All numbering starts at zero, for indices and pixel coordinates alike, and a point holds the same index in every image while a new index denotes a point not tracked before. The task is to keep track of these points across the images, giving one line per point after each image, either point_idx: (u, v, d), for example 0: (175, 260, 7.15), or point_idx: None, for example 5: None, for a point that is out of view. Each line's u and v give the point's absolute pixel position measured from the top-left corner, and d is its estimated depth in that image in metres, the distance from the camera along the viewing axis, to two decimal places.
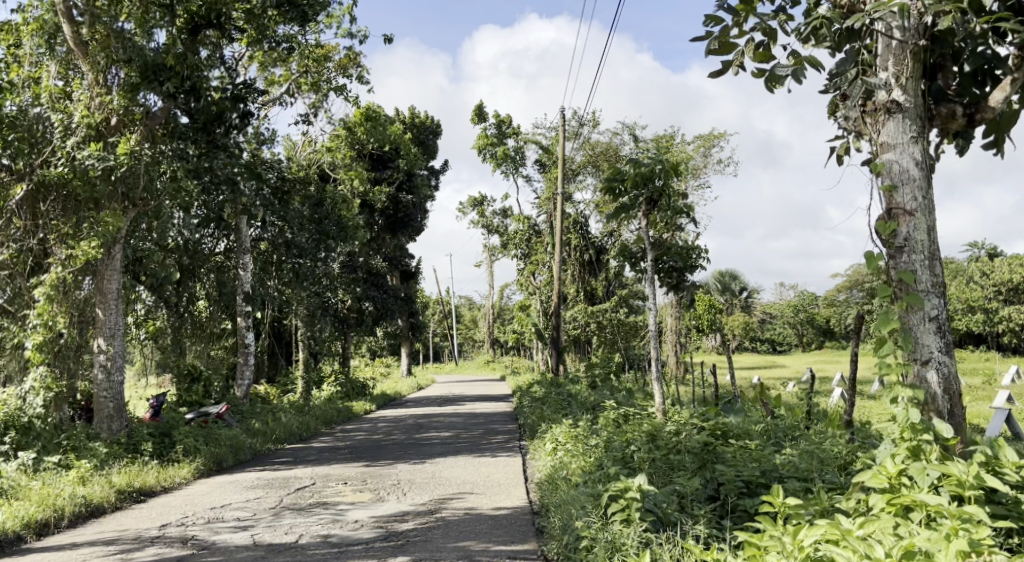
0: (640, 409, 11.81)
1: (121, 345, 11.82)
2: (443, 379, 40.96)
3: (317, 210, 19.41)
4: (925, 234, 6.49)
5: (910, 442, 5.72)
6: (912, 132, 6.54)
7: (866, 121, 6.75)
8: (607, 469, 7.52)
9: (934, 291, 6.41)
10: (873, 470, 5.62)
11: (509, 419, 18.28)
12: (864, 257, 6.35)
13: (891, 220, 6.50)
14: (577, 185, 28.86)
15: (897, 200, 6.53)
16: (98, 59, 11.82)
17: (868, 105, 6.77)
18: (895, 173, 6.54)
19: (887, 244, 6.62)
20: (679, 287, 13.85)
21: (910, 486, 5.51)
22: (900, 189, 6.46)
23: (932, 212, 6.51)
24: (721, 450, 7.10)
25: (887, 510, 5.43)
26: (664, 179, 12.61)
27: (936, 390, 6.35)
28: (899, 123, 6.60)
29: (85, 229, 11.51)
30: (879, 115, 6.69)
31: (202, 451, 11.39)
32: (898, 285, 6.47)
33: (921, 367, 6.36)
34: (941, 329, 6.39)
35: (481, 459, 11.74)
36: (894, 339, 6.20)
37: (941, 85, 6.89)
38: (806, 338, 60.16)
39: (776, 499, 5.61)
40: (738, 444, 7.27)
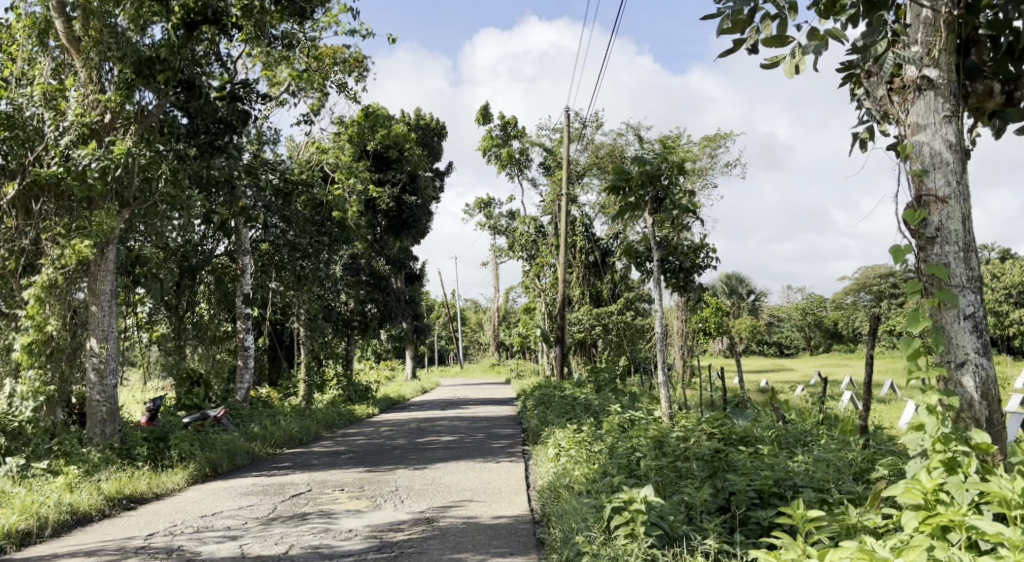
0: (646, 414, 11.51)
1: (115, 347, 11.55)
2: (449, 383, 40.72)
3: (318, 210, 19.14)
4: (959, 223, 6.03)
5: (944, 454, 5.39)
6: (945, 110, 6.11)
7: (894, 99, 6.32)
8: (612, 478, 7.21)
9: (969, 287, 5.95)
10: (906, 483, 5.26)
11: (513, 423, 18.02)
12: (889, 250, 6.01)
13: (921, 208, 6.04)
14: (582, 186, 28.59)
15: (928, 186, 6.06)
16: (91, 55, 11.62)
17: (895, 82, 6.35)
18: (926, 156, 6.09)
19: (916, 235, 6.14)
20: (687, 289, 13.52)
21: (947, 503, 5.16)
22: (932, 174, 6.01)
23: (966, 198, 6.05)
24: (731, 455, 6.80)
25: (921, 530, 5.06)
26: (670, 177, 12.30)
27: (974, 396, 5.89)
28: (931, 101, 6.16)
29: (77, 229, 11.24)
30: (907, 93, 6.26)
31: (197, 456, 11.13)
32: (929, 279, 6.02)
33: (956, 371, 5.92)
34: (978, 328, 5.93)
35: (482, 464, 11.46)
36: (923, 340, 5.79)
37: (975, 61, 6.50)
38: (814, 341, 59.76)
39: (792, 511, 5.30)
40: (750, 450, 6.94)
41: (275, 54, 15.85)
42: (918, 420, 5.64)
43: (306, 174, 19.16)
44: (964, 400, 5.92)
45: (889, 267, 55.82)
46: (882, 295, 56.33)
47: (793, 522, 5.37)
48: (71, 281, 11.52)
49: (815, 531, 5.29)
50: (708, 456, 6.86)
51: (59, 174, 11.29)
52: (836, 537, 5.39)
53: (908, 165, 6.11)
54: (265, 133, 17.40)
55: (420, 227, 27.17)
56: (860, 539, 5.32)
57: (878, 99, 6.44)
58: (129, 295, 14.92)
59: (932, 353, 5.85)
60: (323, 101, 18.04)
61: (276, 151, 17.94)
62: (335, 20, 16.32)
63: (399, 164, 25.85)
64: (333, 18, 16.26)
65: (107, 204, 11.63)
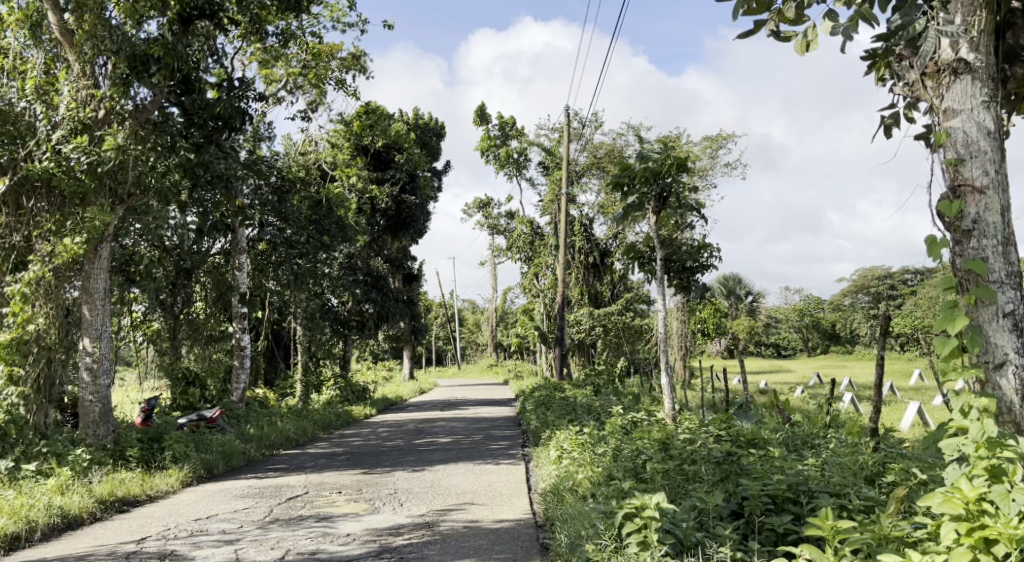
0: (649, 415, 11.35)
1: (108, 346, 11.37)
2: (447, 383, 40.56)
3: (316, 208, 18.95)
4: (996, 216, 5.83)
5: (988, 461, 5.07)
6: (983, 95, 5.89)
7: (927, 85, 6.07)
8: (619, 483, 7.05)
9: (1008, 283, 5.74)
10: (947, 493, 4.98)
11: (512, 425, 17.85)
12: (927, 243, 5.69)
13: (957, 199, 5.82)
14: (581, 187, 28.42)
15: (964, 176, 5.85)
16: (84, 49, 11.39)
17: (927, 66, 6.12)
18: (962, 143, 5.88)
19: (952, 228, 5.93)
20: (689, 288, 13.33)
21: (992, 514, 4.90)
22: (969, 163, 5.80)
23: (1004, 188, 5.84)
24: (742, 458, 6.63)
25: (964, 542, 4.82)
26: (673, 175, 12.12)
27: (1013, 399, 5.66)
28: (968, 85, 5.93)
29: (69, 226, 11.15)
30: (942, 78, 6.02)
31: (191, 458, 10.94)
32: (966, 275, 5.80)
33: (996, 373, 5.69)
34: (1018, 327, 5.71)
35: (482, 466, 11.29)
36: (961, 339, 5.56)
37: (1011, 44, 6.33)
38: (812, 342, 59.59)
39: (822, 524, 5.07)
40: (760, 454, 6.77)
41: (273, 49, 15.69)
42: (957, 425, 5.43)
43: (304, 172, 18.96)
44: (1004, 403, 5.70)
45: (888, 269, 55.66)
46: (881, 296, 56.21)
47: (822, 534, 5.15)
48: (63, 279, 11.44)
49: (848, 543, 5.05)
50: (720, 459, 6.67)
51: (49, 170, 11.15)
52: (869, 549, 5.17)
53: (942, 154, 5.90)
54: (262, 130, 17.22)
55: (418, 226, 26.99)
56: (902, 555, 5.08)
57: (910, 85, 6.18)
58: (124, 294, 14.74)
59: (968, 352, 5.66)
60: (321, 98, 17.85)
61: (273, 149, 17.76)
62: (333, 15, 16.13)
63: (398, 163, 25.65)
64: (332, 13, 16.08)
65: (100, 200, 11.51)
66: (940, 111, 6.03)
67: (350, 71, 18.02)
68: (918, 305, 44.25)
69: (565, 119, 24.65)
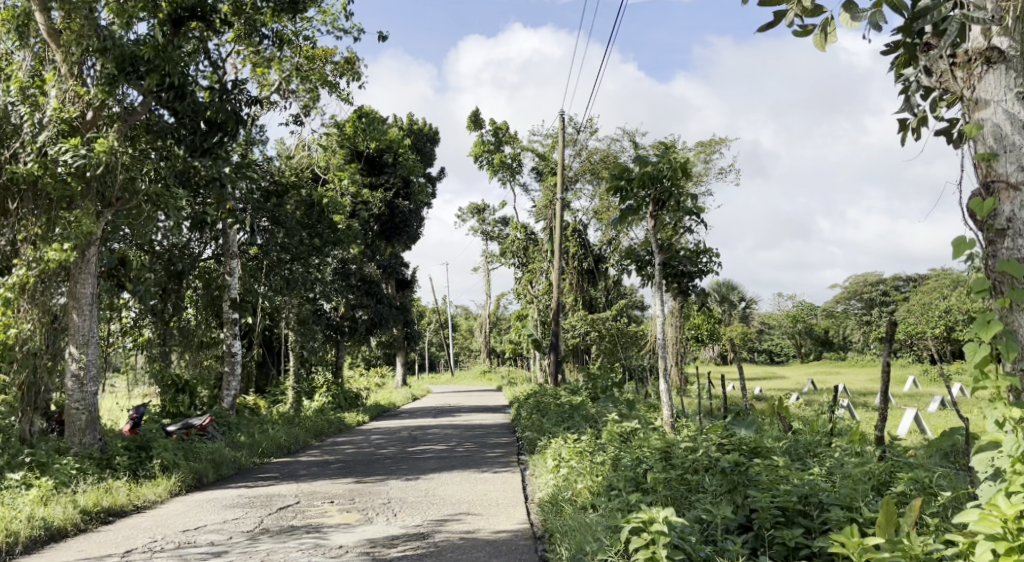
0: (647, 423, 11.17)
1: (95, 352, 11.15)
2: (440, 390, 40.31)
3: (309, 213, 18.73)
4: None
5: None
6: (1018, 86, 5.67)
7: (958, 76, 5.87)
8: (623, 497, 6.85)
9: None
10: (982, 510, 4.79)
11: (506, 432, 17.66)
12: (953, 243, 5.39)
13: (990, 196, 5.61)
14: (575, 192, 28.31)
15: (998, 171, 5.62)
16: (71, 49, 11.20)
17: (958, 57, 5.90)
18: (996, 136, 5.65)
19: (986, 226, 5.68)
20: (687, 294, 13.17)
21: None
22: (1003, 156, 5.57)
23: None
24: (749, 467, 6.47)
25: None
26: (673, 179, 11.97)
27: None
28: (1002, 76, 5.71)
29: (55, 230, 10.93)
30: (974, 68, 5.81)
31: (180, 466, 10.72)
32: (999, 274, 5.55)
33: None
34: None
35: (477, 475, 11.09)
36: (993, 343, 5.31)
37: None
38: (804, 349, 59.51)
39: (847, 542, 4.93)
40: (767, 463, 6.60)
41: (266, 52, 15.52)
42: (992, 437, 5.22)
43: (297, 177, 18.77)
44: None
45: (880, 275, 55.69)
46: (873, 302, 56.28)
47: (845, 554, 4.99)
48: (51, 283, 11.24)
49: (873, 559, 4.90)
50: (726, 469, 6.50)
51: (34, 173, 10.91)
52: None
53: (974, 148, 5.68)
54: (254, 134, 17.03)
55: (412, 232, 26.79)
56: None
57: (939, 77, 5.98)
58: (114, 299, 14.52)
59: (1001, 360, 5.43)
60: (315, 102, 17.68)
61: (266, 153, 17.60)
62: (328, 18, 15.96)
63: (391, 168, 25.47)
64: (326, 17, 15.90)
65: (86, 203, 11.33)
66: (972, 103, 5.81)
67: (345, 76, 17.85)
68: (911, 311, 44.26)
69: (559, 124, 24.53)
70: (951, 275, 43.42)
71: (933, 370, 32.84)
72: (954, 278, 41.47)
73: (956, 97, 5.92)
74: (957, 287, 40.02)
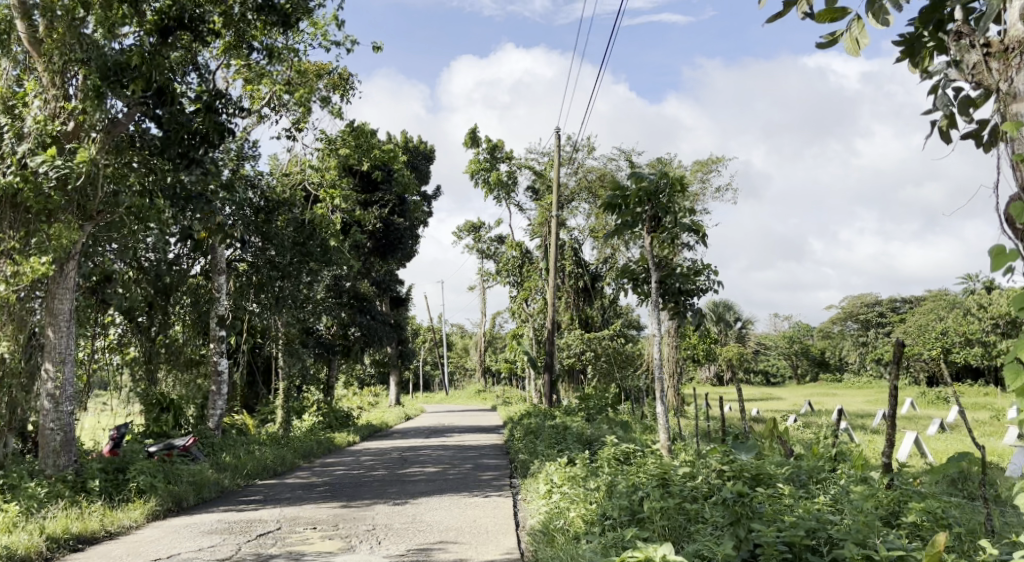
0: (643, 446, 10.81)
1: (72, 371, 10.84)
2: (434, 410, 39.92)
3: (301, 231, 18.33)
4: None
5: None
6: None
7: (993, 66, 5.13)
8: (620, 531, 6.51)
9: None
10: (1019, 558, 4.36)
11: (499, 454, 17.28)
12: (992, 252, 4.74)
13: None
14: (571, 211, 28.05)
15: None
16: (53, 59, 10.98)
17: (992, 47, 5.19)
18: None
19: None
20: (684, 314, 12.80)
21: None
22: None
23: None
24: (751, 498, 6.16)
25: None
26: (670, 194, 11.70)
27: None
28: None
29: (34, 244, 10.62)
30: (1011, 58, 5.06)
31: (158, 489, 10.36)
32: None
33: None
34: None
35: (468, 499, 10.72)
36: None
37: None
38: (801, 370, 59.03)
39: None
40: (772, 495, 6.26)
41: (257, 65, 15.28)
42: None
43: (289, 194, 18.49)
44: None
45: (877, 296, 55.35)
46: (870, 323, 55.92)
47: None
48: (27, 297, 10.92)
49: None
50: (728, 500, 6.16)
51: (14, 185, 10.48)
52: None
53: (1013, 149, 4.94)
54: (245, 150, 16.77)
55: (406, 250, 26.47)
56: None
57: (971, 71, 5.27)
58: (98, 315, 14.15)
59: None
60: (306, 116, 17.44)
61: (256, 168, 17.44)
62: (319, 31, 15.73)
63: (387, 185, 25.18)
64: (317, 29, 15.65)
65: (67, 217, 10.97)
66: (1008, 98, 5.06)
67: (337, 90, 17.61)
68: (909, 332, 43.98)
69: (555, 141, 24.27)
70: (949, 296, 43.17)
71: (933, 393, 32.43)
72: (951, 300, 41.22)
73: (992, 91, 5.20)
74: (955, 308, 39.76)
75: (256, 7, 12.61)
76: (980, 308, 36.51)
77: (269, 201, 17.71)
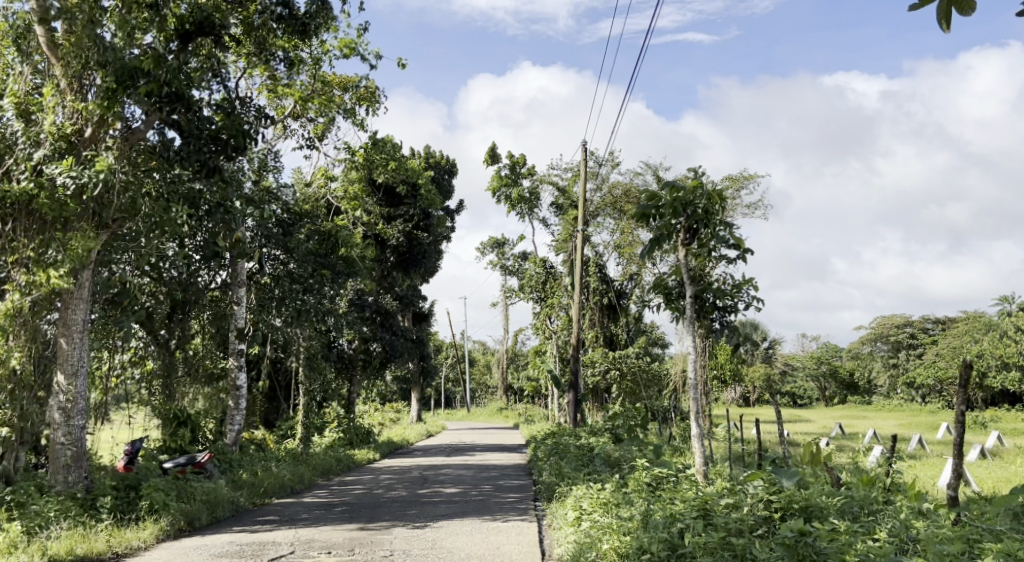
0: (677, 470, 10.30)
1: (84, 385, 10.50)
2: (457, 427, 39.38)
3: (322, 243, 18.33)
4: None
5: None
6: None
7: None
8: None
9: None
10: None
11: (522, 474, 16.79)
12: None
13: None
14: (596, 226, 27.57)
15: None
16: (70, 62, 10.66)
17: None
18: None
19: None
20: (722, 330, 12.27)
21: None
22: None
23: None
24: (814, 536, 6.08)
25: None
26: (707, 205, 11.21)
27: None
28: None
29: (47, 253, 10.31)
30: None
31: (170, 508, 9.94)
32: None
33: None
34: None
35: (490, 523, 10.23)
36: None
37: None
38: (829, 392, 58.04)
39: None
40: (842, 540, 5.93)
41: (279, 75, 15.04)
42: None
43: (311, 208, 18.22)
44: None
45: (908, 317, 54.19)
46: (900, 345, 54.77)
47: None
48: (42, 308, 10.63)
49: None
50: (789, 539, 6.10)
51: (29, 192, 10.24)
52: None
53: None
54: (268, 161, 16.51)
55: (429, 265, 26.06)
56: None
57: None
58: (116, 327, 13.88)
59: None
60: (329, 127, 17.12)
61: (279, 180, 17.19)
62: (343, 41, 15.47)
63: (411, 199, 24.87)
64: (341, 40, 15.39)
65: (83, 225, 10.61)
66: None
67: (363, 104, 17.25)
68: (942, 355, 42.90)
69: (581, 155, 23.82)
70: (982, 318, 42.07)
71: (969, 417, 31.60)
72: (986, 322, 40.03)
73: None
74: (990, 330, 38.67)
75: (277, 16, 12.40)
76: (1017, 330, 35.45)
77: (291, 213, 17.62)
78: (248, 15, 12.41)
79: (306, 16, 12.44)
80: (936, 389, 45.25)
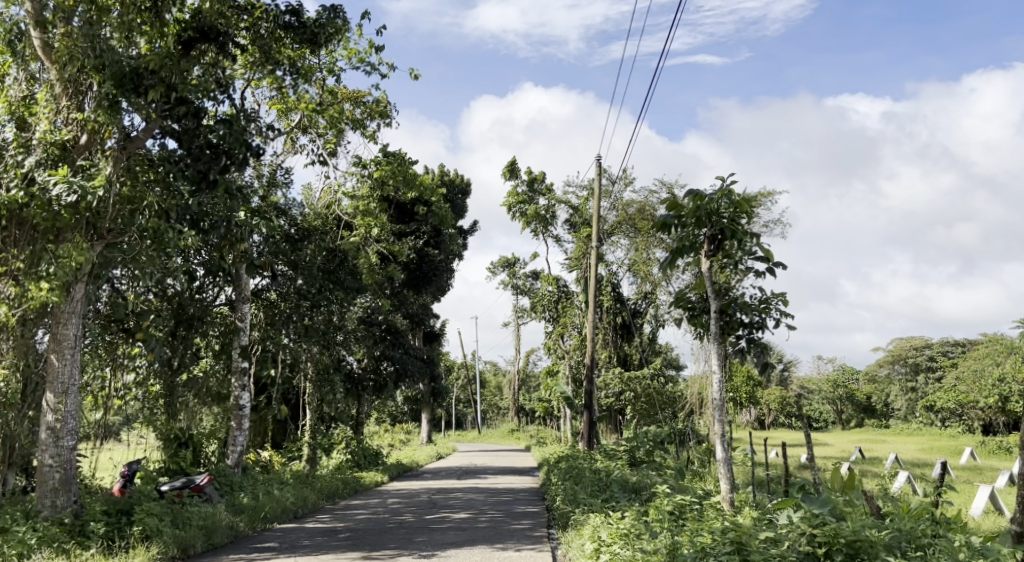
0: (699, 497, 9.73)
1: (76, 403, 10.00)
2: (467, 449, 38.60)
3: (331, 259, 17.82)
4: None
5: None
6: None
7: None
8: None
9: None
10: None
11: (534, 499, 16.24)
12: None
13: None
14: (610, 245, 27.08)
15: None
16: (64, 65, 10.26)
17: None
18: None
19: None
20: (748, 349, 11.73)
21: None
22: None
23: None
24: None
25: None
26: (731, 214, 10.75)
27: None
28: None
29: (38, 267, 9.83)
30: None
31: (163, 535, 9.43)
32: None
33: None
34: None
35: (501, 552, 9.69)
36: None
37: None
38: (845, 415, 56.97)
39: None
40: None
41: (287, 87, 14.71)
42: None
43: (321, 224, 17.82)
44: None
45: (927, 340, 53.39)
46: (918, 368, 53.92)
47: None
48: (31, 325, 10.13)
49: None
50: None
51: (20, 201, 9.81)
52: None
53: None
54: (277, 176, 16.13)
55: (441, 282, 25.68)
56: None
57: None
58: (117, 345, 13.49)
59: None
60: (339, 141, 16.72)
61: (288, 195, 16.85)
62: (355, 54, 15.12)
63: (422, 216, 24.52)
64: (352, 52, 15.05)
65: (76, 236, 10.17)
66: None
67: (375, 117, 16.82)
68: (962, 378, 42.15)
69: (596, 171, 23.37)
70: (1003, 342, 41.17)
71: (992, 443, 30.95)
72: (1007, 344, 39.05)
73: None
74: (1013, 353, 37.74)
75: (285, 24, 12.02)
76: None
77: (301, 229, 17.19)
78: (254, 23, 11.99)
79: (315, 25, 12.10)
80: (955, 414, 44.38)
